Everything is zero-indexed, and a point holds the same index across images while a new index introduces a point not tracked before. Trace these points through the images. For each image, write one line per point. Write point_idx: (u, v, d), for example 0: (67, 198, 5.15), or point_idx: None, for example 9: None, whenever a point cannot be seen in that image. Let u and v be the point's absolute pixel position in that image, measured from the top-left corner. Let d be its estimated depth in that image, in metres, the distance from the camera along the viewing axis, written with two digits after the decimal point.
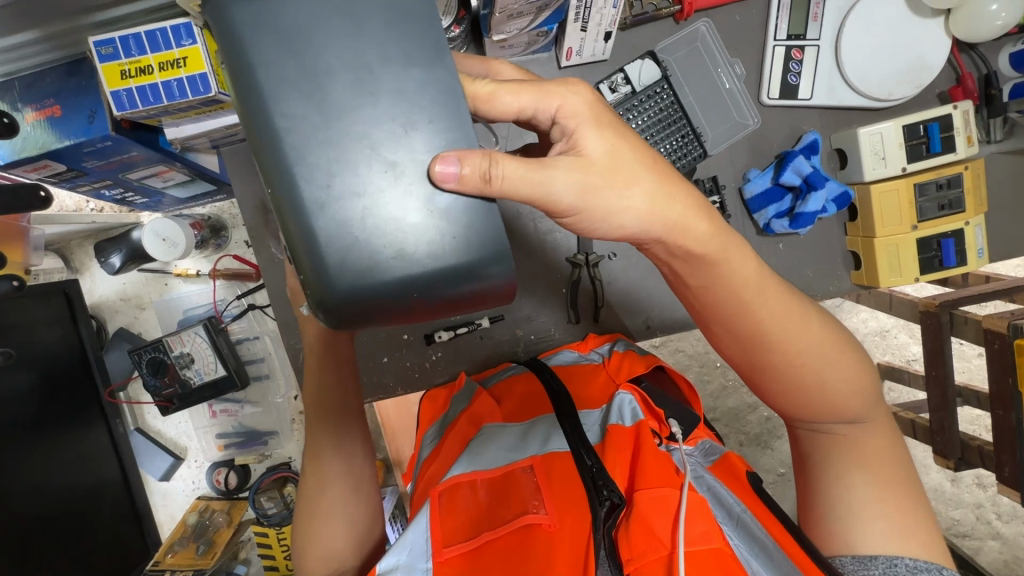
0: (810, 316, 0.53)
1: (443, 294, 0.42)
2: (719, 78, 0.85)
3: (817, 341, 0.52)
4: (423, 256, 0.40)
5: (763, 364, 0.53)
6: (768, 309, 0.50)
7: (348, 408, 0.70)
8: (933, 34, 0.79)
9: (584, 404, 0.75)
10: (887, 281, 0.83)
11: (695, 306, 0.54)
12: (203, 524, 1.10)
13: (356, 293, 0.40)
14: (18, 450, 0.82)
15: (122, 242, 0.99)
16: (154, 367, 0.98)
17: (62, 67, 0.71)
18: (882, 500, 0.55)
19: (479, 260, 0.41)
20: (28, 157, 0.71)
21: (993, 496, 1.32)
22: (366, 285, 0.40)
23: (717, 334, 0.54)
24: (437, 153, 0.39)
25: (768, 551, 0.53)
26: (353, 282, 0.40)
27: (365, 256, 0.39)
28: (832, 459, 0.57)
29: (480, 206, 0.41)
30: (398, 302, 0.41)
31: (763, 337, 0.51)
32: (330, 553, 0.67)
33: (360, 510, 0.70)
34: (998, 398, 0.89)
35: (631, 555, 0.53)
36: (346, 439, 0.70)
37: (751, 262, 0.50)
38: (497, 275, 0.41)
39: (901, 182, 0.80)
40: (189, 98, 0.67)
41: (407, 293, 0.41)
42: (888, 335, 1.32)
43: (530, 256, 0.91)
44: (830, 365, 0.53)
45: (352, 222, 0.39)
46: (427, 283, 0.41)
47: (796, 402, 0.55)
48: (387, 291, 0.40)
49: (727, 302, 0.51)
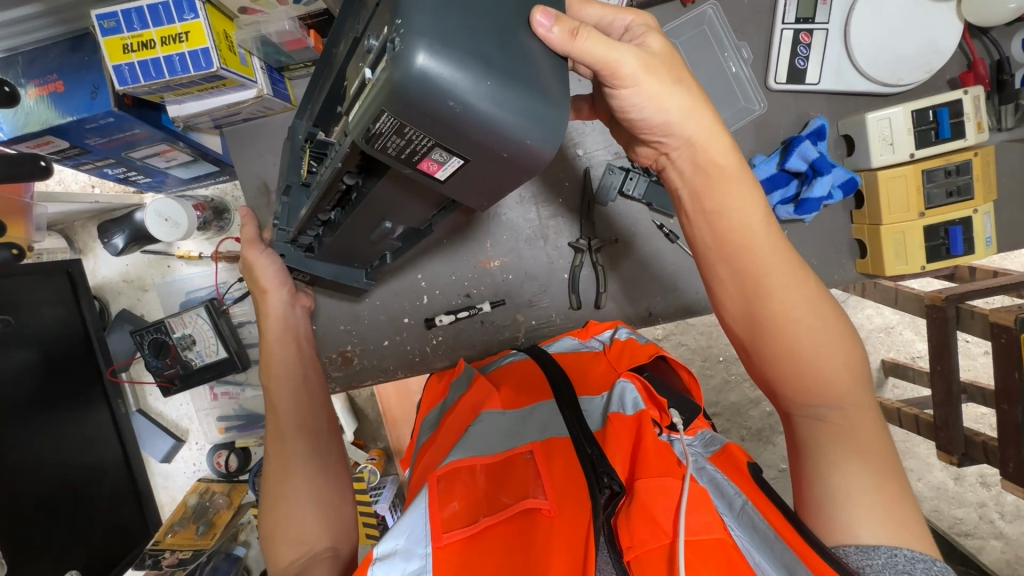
0: (806, 274, 0.55)
1: (496, 137, 0.40)
2: (726, 63, 0.84)
3: (812, 298, 0.54)
4: (492, 71, 0.38)
5: (762, 316, 0.54)
6: (764, 251, 0.53)
7: (310, 391, 0.77)
8: (946, 19, 0.77)
9: (586, 391, 0.74)
10: (893, 269, 0.82)
11: (701, 247, 0.56)
12: (203, 505, 1.08)
13: (428, 71, 0.36)
14: (22, 425, 0.83)
15: (125, 223, 0.99)
16: (155, 348, 0.99)
17: (65, 42, 0.72)
18: (878, 492, 0.52)
19: (526, 113, 0.40)
20: (30, 133, 0.71)
21: (997, 495, 1.30)
22: (442, 81, 0.37)
23: (715, 283, 0.57)
24: (536, 5, 0.42)
25: (769, 542, 0.51)
26: (429, 55, 0.36)
27: (449, 33, 0.37)
28: (819, 446, 0.54)
29: (555, 64, 0.43)
30: (450, 105, 0.38)
31: (762, 283, 0.53)
32: (299, 532, 0.66)
33: (331, 498, 0.70)
34: (1005, 394, 0.88)
35: (631, 542, 0.52)
36: (309, 425, 0.74)
37: (760, 203, 0.54)
38: (540, 144, 0.42)
39: (909, 169, 0.78)
40: (191, 72, 0.67)
41: (452, 100, 0.38)
42: (894, 331, 1.30)
43: (531, 242, 0.91)
44: (827, 326, 0.53)
45: (449, 10, 0.38)
46: (492, 112, 0.39)
47: (802, 365, 0.53)
48: (447, 83, 0.37)
49: (735, 234, 0.54)
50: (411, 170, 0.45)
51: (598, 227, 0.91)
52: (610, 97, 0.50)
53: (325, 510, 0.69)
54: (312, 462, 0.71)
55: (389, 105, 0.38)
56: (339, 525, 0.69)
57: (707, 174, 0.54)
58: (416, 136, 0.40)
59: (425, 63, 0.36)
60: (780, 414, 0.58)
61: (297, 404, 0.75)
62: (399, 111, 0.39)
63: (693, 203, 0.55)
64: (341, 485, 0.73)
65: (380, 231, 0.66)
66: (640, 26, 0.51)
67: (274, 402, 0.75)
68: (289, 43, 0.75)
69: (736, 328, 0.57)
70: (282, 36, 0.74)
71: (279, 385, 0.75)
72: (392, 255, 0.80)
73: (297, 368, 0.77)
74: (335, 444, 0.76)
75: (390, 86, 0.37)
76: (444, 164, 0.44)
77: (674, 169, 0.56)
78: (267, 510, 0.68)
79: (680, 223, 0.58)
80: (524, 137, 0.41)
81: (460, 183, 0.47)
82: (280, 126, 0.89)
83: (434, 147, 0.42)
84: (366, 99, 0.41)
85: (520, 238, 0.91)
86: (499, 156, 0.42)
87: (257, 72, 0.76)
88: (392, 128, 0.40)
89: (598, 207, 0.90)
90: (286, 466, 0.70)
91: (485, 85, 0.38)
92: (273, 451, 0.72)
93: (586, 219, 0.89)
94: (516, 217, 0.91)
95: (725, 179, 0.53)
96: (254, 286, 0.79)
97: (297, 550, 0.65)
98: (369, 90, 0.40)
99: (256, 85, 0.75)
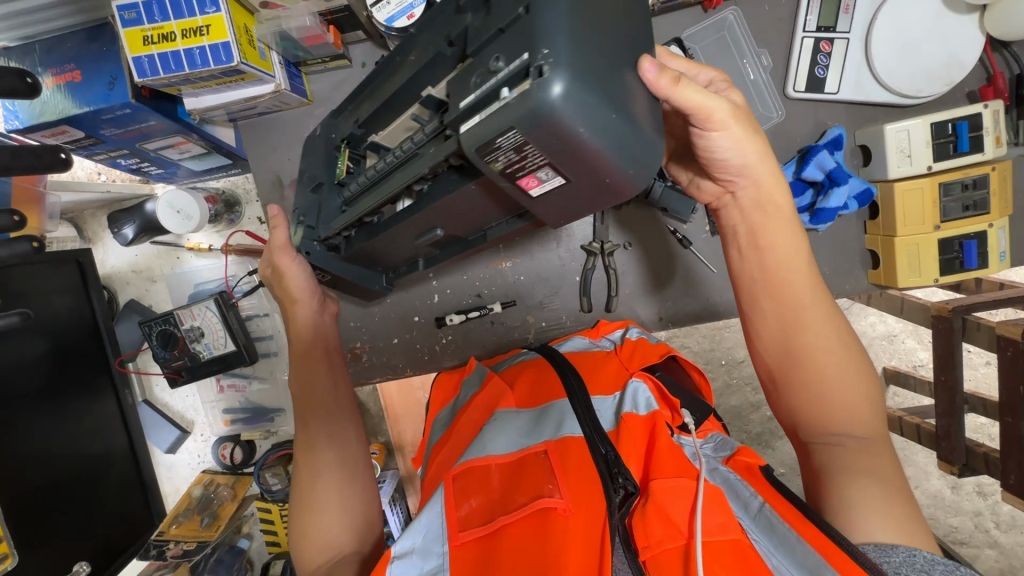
0: (838, 315, 0.59)
1: (609, 159, 0.44)
2: (744, 69, 0.84)
3: (840, 335, 0.58)
4: (614, 106, 0.42)
5: (793, 340, 0.59)
6: (800, 287, 0.59)
7: (336, 394, 0.76)
8: (968, 32, 0.77)
9: (597, 391, 0.72)
10: (906, 281, 0.82)
11: (741, 281, 0.63)
12: (207, 497, 1.09)
13: (564, 105, 0.39)
14: (32, 413, 0.83)
15: (136, 214, 0.99)
16: (164, 339, 0.98)
17: (83, 32, 0.71)
18: (891, 508, 0.52)
19: (628, 146, 0.44)
20: (46, 122, 0.71)
21: (993, 505, 1.31)
22: (576, 113, 0.40)
23: (750, 313, 0.63)
24: (642, 54, 0.46)
25: (790, 544, 0.49)
26: (570, 86, 0.39)
27: (586, 70, 0.40)
28: (836, 467, 0.55)
29: (654, 106, 0.48)
30: (577, 133, 0.41)
31: (798, 316, 0.59)
32: (324, 536, 0.66)
33: (358, 501, 0.70)
34: (1008, 407, 0.88)
35: (648, 542, 0.52)
36: (336, 427, 0.74)
37: (800, 247, 0.61)
38: (634, 173, 0.47)
39: (925, 181, 0.79)
40: (210, 66, 0.66)
41: (582, 128, 0.40)
42: (896, 339, 1.28)
43: (544, 244, 0.91)
44: (850, 361, 0.57)
45: (583, 51, 0.40)
46: (608, 141, 0.42)
47: (824, 397, 0.57)
48: (576, 117, 0.40)
49: (780, 270, 0.60)
50: (512, 183, 0.49)
51: (612, 231, 0.91)
52: (698, 137, 0.56)
53: (350, 512, 0.69)
54: (341, 468, 0.71)
55: (520, 123, 0.40)
56: (366, 526, 0.69)
57: (769, 221, 0.61)
58: (532, 154, 0.43)
59: (561, 93, 0.39)
60: (799, 446, 0.60)
61: (324, 407, 0.74)
62: (528, 132, 0.41)
63: (748, 237, 0.62)
64: (367, 486, 0.72)
65: (426, 240, 0.67)
66: (721, 82, 0.59)
67: (302, 401, 0.75)
68: (308, 38, 0.75)
69: (766, 362, 0.62)
70: (301, 32, 0.73)
71: (306, 389, 0.75)
72: (425, 262, 0.79)
73: (323, 366, 0.77)
74: (360, 444, 0.75)
75: (524, 107, 0.39)
76: (544, 182, 0.48)
77: (737, 210, 0.62)
78: (295, 511, 0.69)
79: (729, 258, 0.65)
80: (624, 167, 0.46)
81: (549, 199, 0.51)
82: (294, 122, 0.88)
83: (542, 167, 0.45)
84: (490, 111, 0.42)
85: (532, 239, 0.91)
86: (598, 179, 0.47)
87: (275, 67, 0.75)
88: (513, 145, 0.42)
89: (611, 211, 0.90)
90: (314, 471, 0.69)
91: (607, 118, 0.41)
92: (301, 453, 0.72)
93: (601, 222, 0.89)
94: None
95: (784, 234, 0.60)
96: (282, 292, 0.78)
97: (324, 551, 0.66)
98: (497, 106, 0.41)
99: (274, 81, 0.75)
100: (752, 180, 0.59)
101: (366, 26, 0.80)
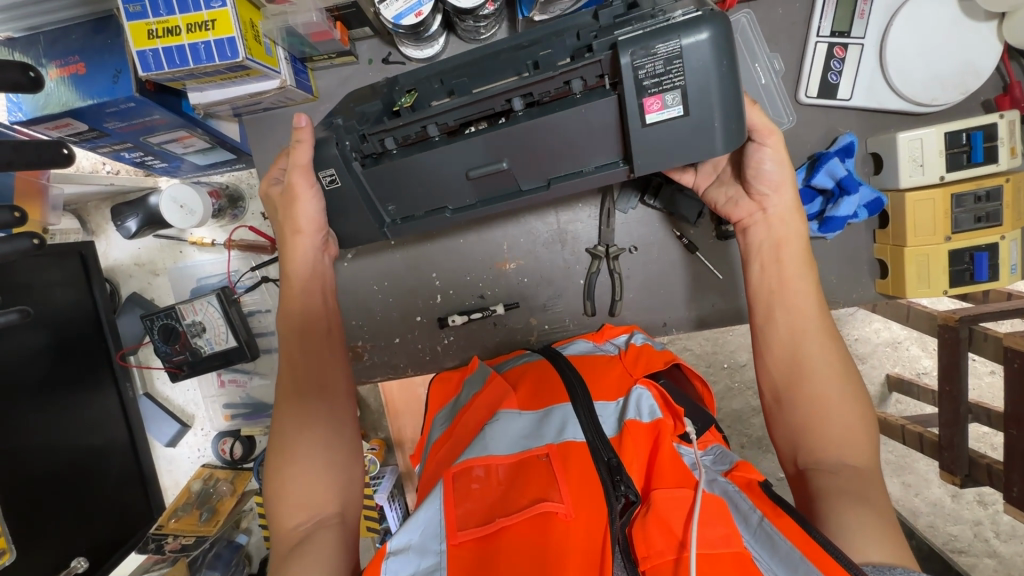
0: (841, 344, 0.65)
1: (727, 94, 0.57)
2: (756, 73, 0.82)
3: (839, 361, 0.64)
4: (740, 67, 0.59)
5: (803, 357, 0.65)
6: (810, 301, 0.67)
7: (330, 347, 0.76)
8: (985, 40, 0.75)
9: (601, 395, 0.71)
10: (915, 292, 0.81)
11: (758, 300, 0.69)
12: (206, 492, 1.09)
13: (719, 35, 0.55)
14: (31, 406, 0.83)
15: (139, 207, 0.98)
16: (165, 334, 0.98)
17: (87, 24, 0.71)
18: (885, 528, 0.53)
19: (735, 98, 0.58)
20: (49, 115, 0.71)
21: (994, 514, 1.30)
22: (724, 45, 0.55)
23: (764, 329, 0.68)
24: None
25: (793, 562, 0.48)
26: (726, 31, 0.55)
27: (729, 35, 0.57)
28: (832, 489, 0.57)
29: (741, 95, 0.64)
30: (719, 63, 0.56)
31: (804, 335, 0.65)
32: (307, 501, 0.65)
33: (344, 465, 0.68)
34: (1013, 418, 0.87)
35: (648, 552, 0.52)
36: (327, 388, 0.72)
37: (808, 271, 0.68)
38: (735, 126, 0.60)
39: (937, 192, 0.78)
40: (216, 62, 0.65)
41: (724, 61, 0.56)
42: (900, 347, 1.26)
43: (549, 246, 0.90)
44: (848, 385, 0.63)
45: None
46: (733, 80, 0.57)
47: (823, 412, 0.62)
48: (718, 54, 0.55)
49: (794, 287, 0.67)
50: (636, 103, 0.58)
51: (617, 235, 0.89)
52: (751, 149, 0.67)
53: (335, 475, 0.67)
54: (328, 423, 0.70)
55: (686, 34, 0.54)
56: (348, 490, 0.68)
57: (790, 234, 0.69)
58: (675, 71, 0.56)
59: (718, 30, 0.55)
60: (794, 473, 0.62)
61: (318, 368, 0.73)
62: (687, 46, 0.55)
63: (772, 250, 0.69)
64: (353, 451, 0.71)
65: (487, 170, 0.66)
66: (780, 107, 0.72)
67: (296, 359, 0.73)
68: (315, 34, 0.74)
69: (772, 379, 0.66)
70: (308, 28, 0.72)
71: (302, 354, 0.73)
72: (452, 211, 0.73)
73: (320, 326, 0.75)
74: (350, 407, 0.74)
75: (696, 22, 0.54)
76: (665, 108, 0.58)
77: (765, 226, 0.70)
78: (275, 465, 0.67)
79: (750, 273, 0.71)
80: (731, 118, 0.59)
81: (653, 134, 0.60)
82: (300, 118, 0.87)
83: (674, 89, 0.57)
84: (659, 27, 0.56)
85: (537, 240, 0.90)
86: (710, 118, 0.59)
87: (280, 63, 0.75)
88: (670, 53, 0.55)
89: (618, 215, 0.88)
90: (302, 423, 0.69)
91: (736, 68, 0.57)
92: (289, 404, 0.71)
93: (606, 226, 0.87)
94: (534, 220, 0.89)
95: (798, 260, 0.68)
96: (286, 218, 0.72)
97: (304, 512, 0.64)
98: (667, 25, 0.56)
99: (279, 76, 0.74)
100: (783, 198, 0.69)
101: (373, 22, 0.79)
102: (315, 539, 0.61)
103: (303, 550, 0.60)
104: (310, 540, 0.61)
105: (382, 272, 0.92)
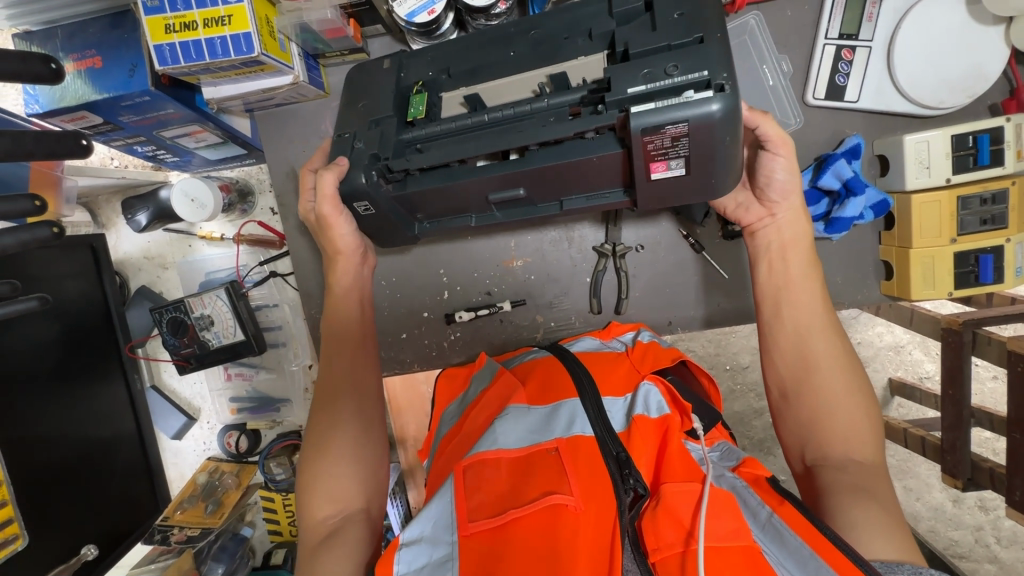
0: (844, 339, 0.66)
1: (724, 162, 0.59)
2: (763, 75, 0.84)
3: (843, 356, 0.65)
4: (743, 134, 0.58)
5: (811, 356, 0.65)
6: (815, 297, 0.67)
7: (364, 346, 0.77)
8: (993, 44, 0.75)
9: (608, 391, 0.71)
10: (919, 294, 0.82)
11: (765, 299, 0.70)
12: (212, 484, 1.09)
13: (725, 119, 0.53)
14: (42, 396, 0.83)
15: (150, 200, 0.99)
16: (174, 327, 0.99)
17: (105, 18, 0.72)
18: (891, 522, 0.53)
19: (733, 160, 0.59)
20: (65, 107, 0.71)
21: (995, 520, 1.29)
22: (728, 128, 0.54)
23: (770, 326, 0.69)
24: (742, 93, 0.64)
25: (803, 558, 0.48)
26: (733, 110, 0.53)
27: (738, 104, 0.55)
28: (838, 486, 0.57)
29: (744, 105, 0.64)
30: (721, 141, 0.56)
31: (808, 331, 0.66)
32: (332, 497, 0.65)
33: (371, 459, 0.69)
34: (1017, 422, 0.87)
35: (657, 544, 0.53)
36: (360, 389, 0.73)
37: (809, 270, 0.69)
38: (727, 180, 0.62)
39: (943, 195, 0.78)
40: (231, 57, 0.66)
41: (727, 138, 0.56)
42: (903, 351, 1.26)
43: (555, 245, 0.91)
44: (852, 380, 0.63)
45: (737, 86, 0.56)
46: (730, 151, 0.58)
47: (826, 408, 0.62)
48: (723, 131, 0.54)
49: (798, 283, 0.68)
50: (641, 164, 0.59)
51: (624, 233, 0.89)
52: (762, 157, 0.67)
53: (363, 472, 0.68)
54: (359, 421, 0.71)
55: (693, 119, 0.53)
56: (372, 484, 0.68)
57: (796, 236, 0.70)
58: (680, 146, 0.56)
59: (724, 111, 0.53)
60: (801, 470, 0.63)
61: (351, 370, 0.74)
62: (692, 128, 0.54)
63: (779, 251, 0.70)
64: (381, 448, 0.72)
65: (505, 197, 0.67)
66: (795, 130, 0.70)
67: (331, 357, 0.75)
68: (329, 30, 0.75)
69: (779, 376, 0.67)
70: (322, 24, 0.73)
71: (339, 357, 0.75)
72: (476, 219, 0.75)
73: (355, 330, 0.77)
74: (380, 402, 0.75)
75: (703, 107, 0.53)
76: (668, 169, 0.60)
77: (774, 229, 0.71)
78: (309, 451, 0.68)
79: (757, 273, 0.72)
80: (725, 176, 0.61)
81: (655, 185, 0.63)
82: (311, 114, 0.88)
83: (678, 157, 0.58)
84: (669, 101, 0.54)
85: (544, 239, 0.90)
86: (705, 178, 0.61)
87: (294, 58, 0.76)
88: (677, 135, 0.55)
89: (625, 214, 0.89)
90: (335, 419, 0.70)
91: (739, 137, 0.57)
92: (320, 401, 0.72)
93: (613, 224, 0.87)
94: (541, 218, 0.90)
95: (802, 260, 0.69)
96: (325, 242, 0.75)
97: (335, 503, 0.65)
98: (676, 101, 0.53)
99: (292, 72, 0.75)
100: (791, 205, 0.69)
101: (385, 20, 0.80)
102: (343, 534, 0.62)
103: (330, 544, 0.61)
104: (339, 534, 0.63)
105: (390, 268, 0.93)
